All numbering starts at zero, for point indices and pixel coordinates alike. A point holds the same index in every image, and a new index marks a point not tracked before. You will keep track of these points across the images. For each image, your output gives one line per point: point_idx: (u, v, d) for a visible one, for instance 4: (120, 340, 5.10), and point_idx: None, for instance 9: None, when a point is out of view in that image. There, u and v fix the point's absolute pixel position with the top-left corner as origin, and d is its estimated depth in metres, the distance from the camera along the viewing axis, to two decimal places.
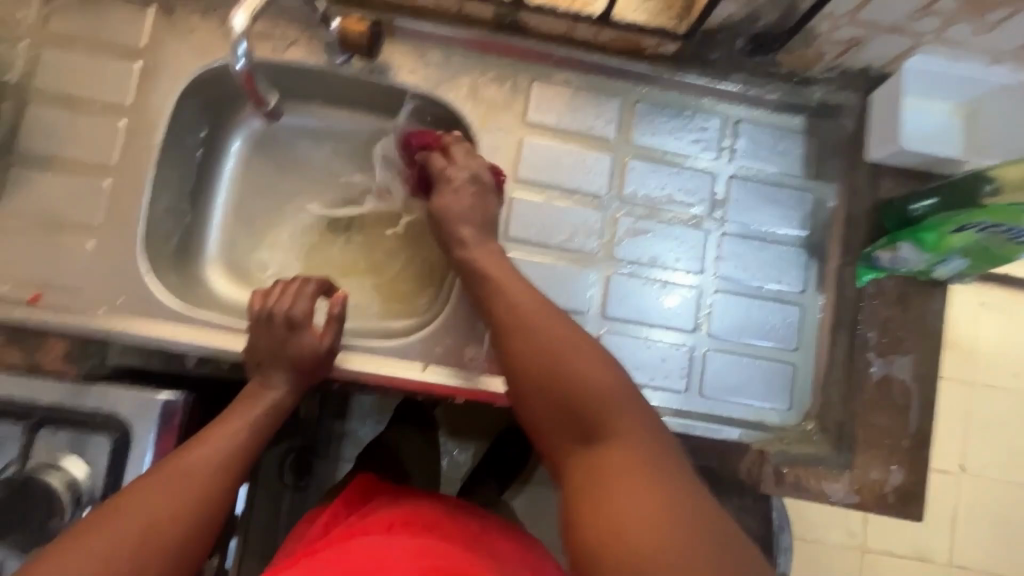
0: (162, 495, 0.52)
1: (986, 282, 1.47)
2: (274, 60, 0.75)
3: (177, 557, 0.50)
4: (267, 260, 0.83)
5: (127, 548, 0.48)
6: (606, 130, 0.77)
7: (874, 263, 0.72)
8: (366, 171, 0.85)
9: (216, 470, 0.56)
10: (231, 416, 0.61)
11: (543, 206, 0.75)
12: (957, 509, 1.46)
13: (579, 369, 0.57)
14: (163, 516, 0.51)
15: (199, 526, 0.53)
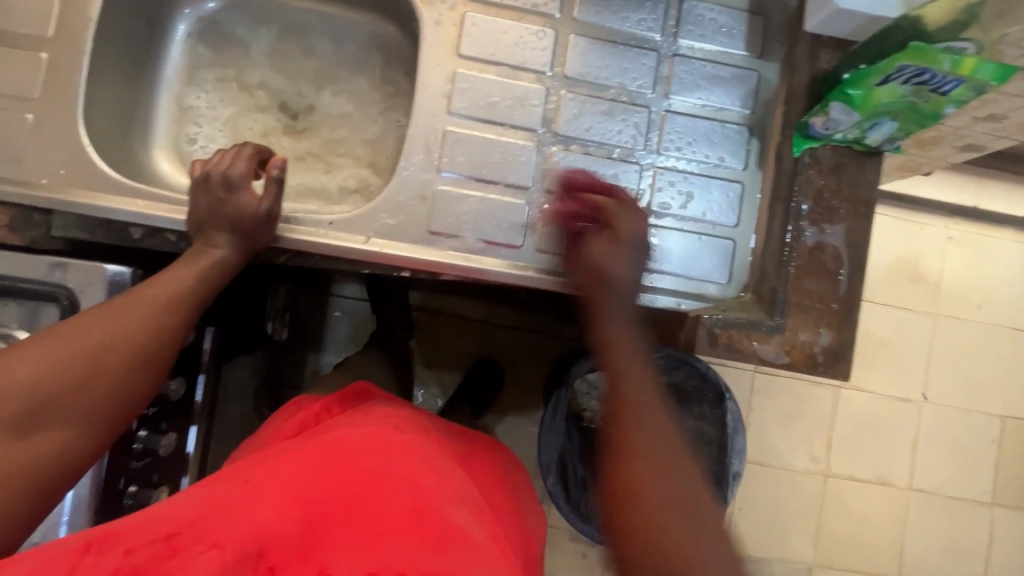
0: (123, 318, 0.56)
1: (950, 214, 1.50)
2: None
3: (126, 380, 0.54)
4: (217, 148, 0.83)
5: (80, 361, 0.52)
6: (551, 7, 0.76)
7: (809, 131, 0.73)
8: (314, 60, 0.85)
9: (169, 308, 0.59)
10: (189, 265, 0.64)
11: (485, 84, 0.75)
12: (916, 434, 1.50)
13: (652, 476, 0.48)
14: (118, 337, 0.54)
15: (151, 353, 0.56)
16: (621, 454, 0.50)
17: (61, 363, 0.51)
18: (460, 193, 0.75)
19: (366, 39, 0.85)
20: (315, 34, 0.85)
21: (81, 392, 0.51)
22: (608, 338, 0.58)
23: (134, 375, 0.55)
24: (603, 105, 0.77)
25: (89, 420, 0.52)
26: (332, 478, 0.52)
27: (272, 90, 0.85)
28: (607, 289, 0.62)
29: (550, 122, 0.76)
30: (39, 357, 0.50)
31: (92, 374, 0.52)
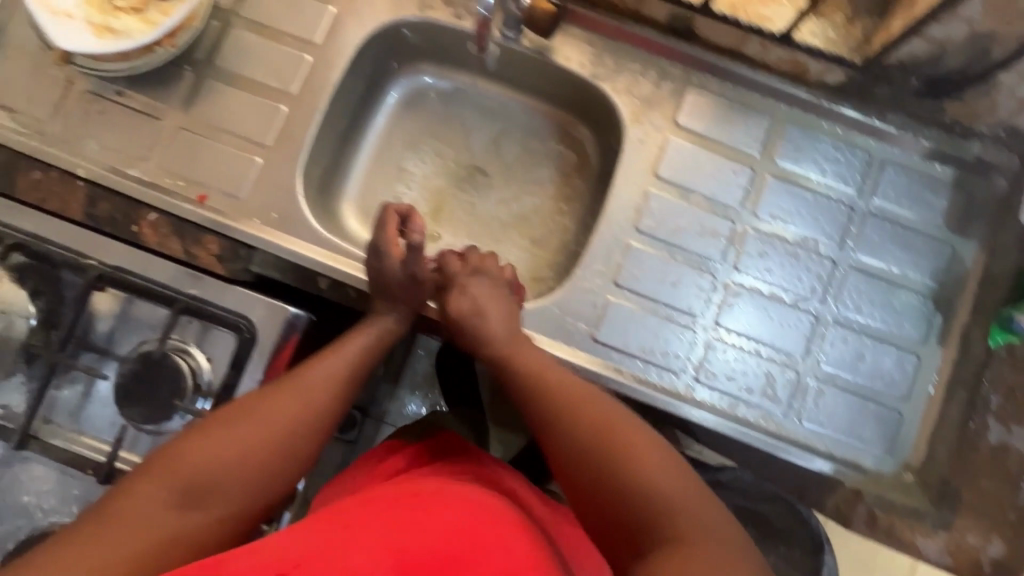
0: (287, 397, 0.61)
1: None
2: (451, 26, 0.80)
3: (283, 457, 0.59)
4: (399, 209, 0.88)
5: (249, 443, 0.57)
6: (752, 148, 0.78)
7: (1011, 326, 0.71)
8: (504, 145, 0.90)
9: (322, 393, 0.63)
10: (341, 348, 0.68)
11: (676, 208, 0.77)
12: None
13: (586, 410, 0.59)
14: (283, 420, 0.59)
15: (303, 431, 0.61)
16: (551, 395, 0.61)
17: (233, 443, 0.56)
18: (631, 310, 0.75)
19: (556, 135, 0.89)
20: (509, 122, 0.90)
21: (239, 474, 0.55)
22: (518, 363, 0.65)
23: (290, 454, 0.59)
24: (785, 252, 0.77)
25: (248, 498, 0.56)
26: (419, 522, 0.54)
27: (460, 166, 0.90)
28: (472, 319, 0.69)
29: (731, 257, 0.77)
30: (216, 438, 0.56)
31: (251, 457, 0.57)
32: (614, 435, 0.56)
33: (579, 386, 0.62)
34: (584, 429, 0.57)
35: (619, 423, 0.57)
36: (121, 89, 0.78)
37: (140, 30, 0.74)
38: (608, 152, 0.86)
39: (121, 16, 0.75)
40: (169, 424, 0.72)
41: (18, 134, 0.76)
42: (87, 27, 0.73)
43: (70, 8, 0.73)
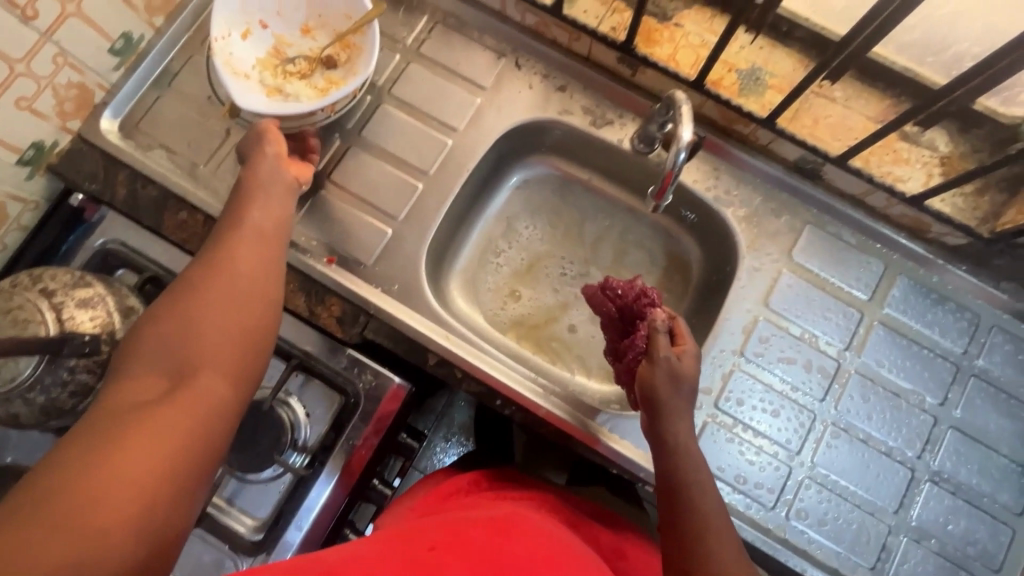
0: (218, 267, 0.55)
1: None
2: (586, 131, 0.85)
3: (237, 320, 0.53)
4: (501, 280, 0.92)
5: (188, 324, 0.51)
6: (862, 291, 0.80)
7: None
8: (610, 242, 0.94)
9: (231, 278, 0.55)
10: (236, 242, 0.58)
11: (780, 339, 0.79)
12: None
13: (700, 484, 0.59)
14: (226, 274, 0.55)
15: (239, 295, 0.54)
16: (669, 456, 0.61)
17: (183, 332, 0.51)
18: (727, 436, 0.76)
19: (660, 241, 0.93)
20: (616, 222, 0.94)
21: (211, 341, 0.51)
22: (654, 394, 0.65)
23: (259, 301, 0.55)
24: (885, 402, 0.78)
25: (221, 362, 0.50)
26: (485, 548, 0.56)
27: (564, 256, 0.94)
28: (664, 382, 0.65)
29: (831, 396, 0.78)
30: (173, 326, 0.51)
31: (212, 330, 0.51)
32: (711, 525, 0.56)
33: (693, 446, 0.62)
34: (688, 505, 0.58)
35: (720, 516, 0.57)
36: None
37: (308, 94, 0.82)
38: (714, 268, 0.88)
39: (291, 80, 0.83)
40: (261, 473, 0.75)
41: (172, 175, 0.82)
42: (260, 87, 0.80)
43: (248, 71, 0.80)
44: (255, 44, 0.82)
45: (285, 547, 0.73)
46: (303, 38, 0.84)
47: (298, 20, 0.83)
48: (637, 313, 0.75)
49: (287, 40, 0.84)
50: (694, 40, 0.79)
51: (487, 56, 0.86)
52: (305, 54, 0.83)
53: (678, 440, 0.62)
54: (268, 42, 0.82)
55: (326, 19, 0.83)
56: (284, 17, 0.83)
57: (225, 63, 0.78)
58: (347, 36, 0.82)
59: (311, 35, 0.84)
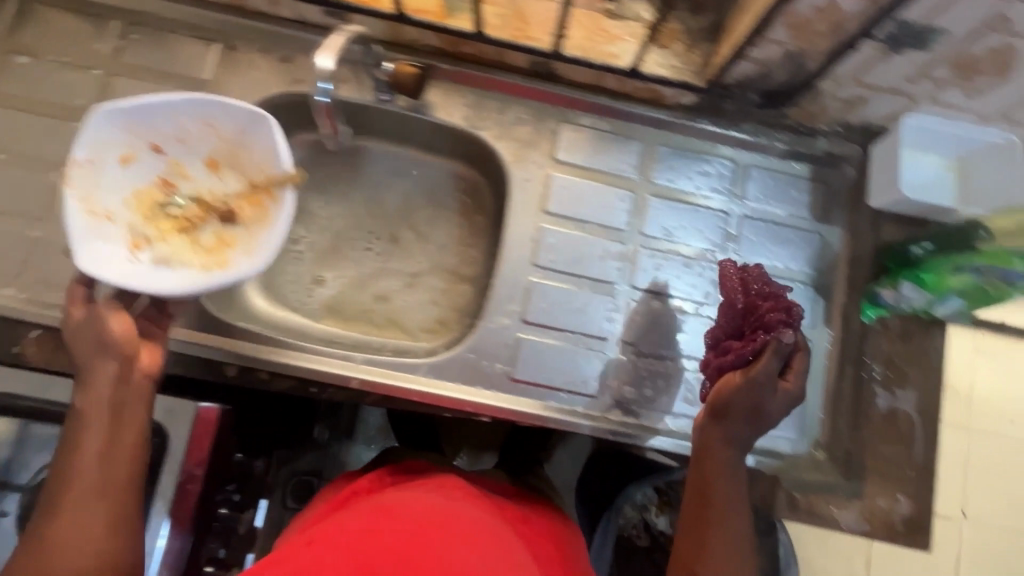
0: (90, 432, 0.55)
1: (983, 331, 1.78)
2: (326, 96, 0.82)
3: (100, 483, 0.54)
4: (303, 266, 0.89)
5: (52, 501, 0.53)
6: (629, 171, 0.83)
7: (878, 301, 0.76)
8: (404, 200, 0.92)
9: (84, 500, 0.53)
10: (81, 393, 0.57)
11: (569, 240, 0.81)
12: (961, 557, 1.71)
13: (728, 498, 0.64)
14: (76, 442, 0.55)
15: (106, 463, 0.55)
16: (702, 470, 0.65)
17: (48, 511, 0.52)
18: (541, 344, 0.78)
19: (449, 187, 0.92)
20: (402, 180, 0.93)
21: (77, 515, 0.52)
22: (729, 408, 0.65)
23: (126, 452, 0.56)
24: (676, 264, 0.82)
25: (88, 530, 0.52)
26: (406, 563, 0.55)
27: (370, 234, 0.92)
28: (745, 396, 0.65)
29: (629, 277, 0.81)
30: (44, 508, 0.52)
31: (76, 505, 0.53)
32: (716, 546, 0.62)
33: (729, 457, 0.66)
34: (704, 520, 0.63)
35: (732, 531, 0.63)
36: None
37: (191, 251, 0.72)
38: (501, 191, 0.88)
39: (168, 229, 0.73)
40: None
41: None
42: (126, 237, 0.68)
43: (110, 211, 0.69)
44: (134, 172, 0.71)
45: None
46: (207, 178, 0.76)
47: (201, 151, 0.75)
48: (760, 323, 0.67)
49: (181, 171, 0.75)
50: None
51: (197, 46, 0.81)
52: (200, 193, 0.76)
53: (721, 447, 0.66)
54: (155, 169, 0.73)
55: (240, 165, 0.75)
56: (186, 147, 0.74)
57: (87, 200, 0.67)
58: (251, 193, 0.75)
59: (217, 176, 0.76)
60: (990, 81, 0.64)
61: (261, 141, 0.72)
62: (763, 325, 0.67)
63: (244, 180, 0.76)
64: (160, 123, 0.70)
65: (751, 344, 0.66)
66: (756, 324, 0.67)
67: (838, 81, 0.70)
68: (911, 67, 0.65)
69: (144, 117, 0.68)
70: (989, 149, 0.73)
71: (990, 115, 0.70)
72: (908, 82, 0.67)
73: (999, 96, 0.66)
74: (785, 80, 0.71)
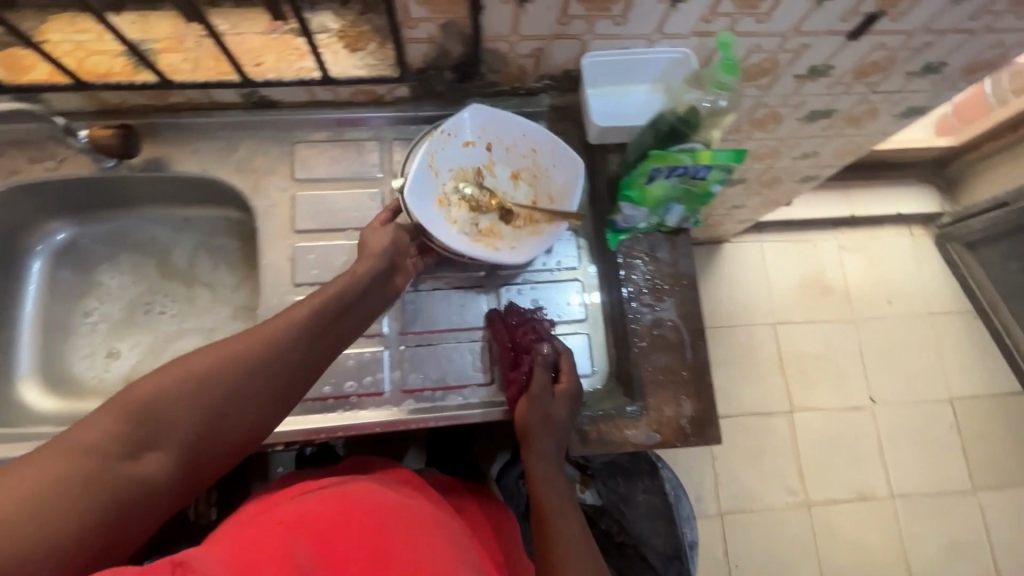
0: (197, 367, 0.59)
1: (838, 227, 1.91)
2: (49, 177, 0.80)
3: (188, 412, 0.57)
4: (97, 339, 0.87)
5: (148, 413, 0.56)
6: (372, 170, 0.85)
7: (616, 227, 0.80)
8: (175, 257, 0.91)
9: (239, 367, 0.60)
10: (235, 340, 0.62)
11: (326, 250, 0.81)
12: (881, 438, 1.79)
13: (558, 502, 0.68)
14: (198, 386, 0.58)
15: (212, 412, 0.59)
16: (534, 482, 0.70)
17: (116, 420, 0.55)
18: None
19: (220, 231, 0.92)
20: (171, 237, 0.91)
21: (157, 424, 0.56)
22: (527, 426, 0.72)
23: (217, 404, 0.59)
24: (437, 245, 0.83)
25: (150, 447, 0.56)
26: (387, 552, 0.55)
27: (166, 296, 0.90)
28: (541, 400, 0.72)
29: None
30: (143, 400, 0.56)
31: (155, 417, 0.56)
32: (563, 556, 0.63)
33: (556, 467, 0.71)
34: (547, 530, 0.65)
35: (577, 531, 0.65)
36: None
37: (468, 230, 0.83)
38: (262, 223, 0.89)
39: (464, 209, 0.83)
40: None
41: None
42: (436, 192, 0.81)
43: (439, 172, 0.81)
44: (472, 153, 0.83)
45: None
46: (508, 184, 0.85)
47: (515, 162, 0.84)
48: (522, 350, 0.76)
49: (491, 170, 0.85)
50: (64, 46, 0.75)
51: None
52: (498, 192, 0.85)
53: (537, 455, 0.71)
54: (479, 159, 0.83)
55: (536, 184, 0.85)
56: (508, 155, 0.84)
57: (433, 162, 0.80)
58: (534, 211, 0.83)
59: (516, 185, 0.85)
60: (621, 6, 0.69)
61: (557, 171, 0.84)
62: (526, 351, 0.76)
63: (533, 198, 0.86)
64: (518, 134, 0.82)
65: (521, 372, 0.74)
66: (520, 352, 0.76)
67: (507, 41, 0.74)
68: (550, 12, 0.69)
69: (498, 117, 0.81)
70: (671, 64, 0.79)
71: (650, 34, 0.75)
72: (562, 25, 0.72)
73: (639, 17, 0.72)
74: (462, 51, 0.75)
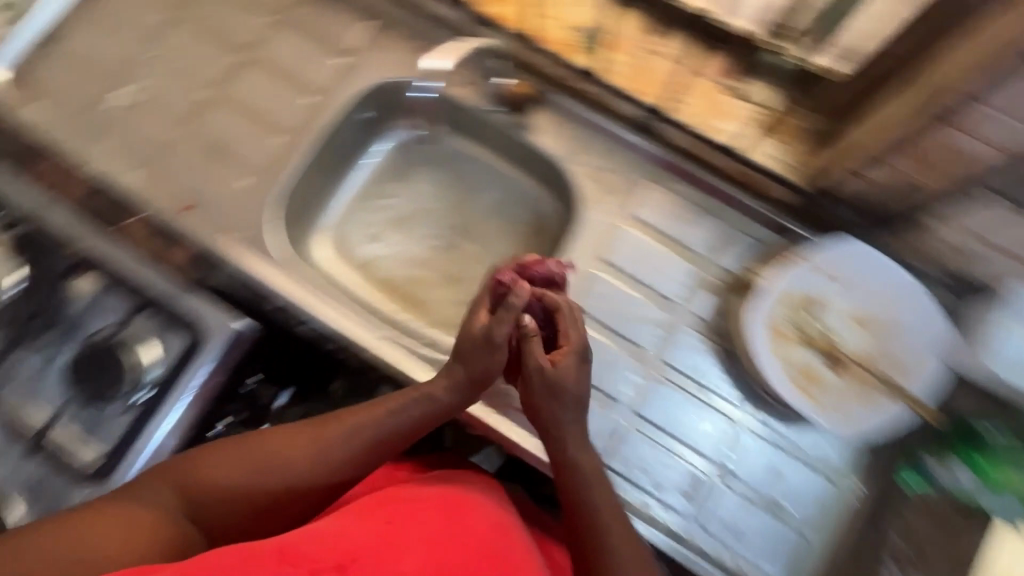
0: (274, 437, 0.65)
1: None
2: (447, 93, 0.90)
3: (250, 479, 0.63)
4: (382, 219, 0.96)
5: (226, 467, 0.62)
6: (698, 247, 0.83)
7: (921, 469, 0.72)
8: (478, 200, 0.97)
9: (290, 458, 0.65)
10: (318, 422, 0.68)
11: (619, 294, 0.83)
12: None
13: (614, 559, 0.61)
14: (277, 450, 0.65)
15: (277, 482, 0.63)
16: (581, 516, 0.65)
17: (206, 459, 0.62)
18: None
19: (521, 204, 0.95)
20: (487, 185, 0.97)
21: (224, 476, 0.62)
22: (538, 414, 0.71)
23: (290, 472, 0.64)
24: (723, 354, 0.80)
25: (212, 498, 0.61)
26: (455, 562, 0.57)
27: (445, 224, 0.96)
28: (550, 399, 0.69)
29: (660, 347, 0.81)
30: (225, 454, 0.63)
31: (230, 466, 0.62)
32: None
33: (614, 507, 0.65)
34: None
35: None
36: (145, 103, 0.90)
37: (789, 362, 0.77)
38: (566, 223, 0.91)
39: (794, 339, 0.78)
40: (106, 409, 0.77)
41: (55, 127, 0.88)
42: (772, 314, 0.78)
43: (780, 291, 0.77)
44: (820, 284, 0.78)
45: (121, 477, 0.74)
46: (843, 324, 0.78)
47: (859, 307, 0.77)
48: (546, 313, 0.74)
49: (830, 305, 0.78)
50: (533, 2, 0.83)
51: (358, 23, 0.93)
52: (830, 330, 0.78)
53: (560, 426, 0.69)
54: (824, 291, 0.78)
55: (875, 338, 0.77)
56: (856, 298, 0.78)
57: (782, 296, 0.78)
58: (867, 366, 0.76)
59: (853, 329, 0.78)
60: None
61: (911, 327, 0.75)
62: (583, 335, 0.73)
63: (870, 351, 0.77)
64: (875, 281, 0.77)
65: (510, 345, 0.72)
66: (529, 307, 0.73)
67: (947, 223, 0.68)
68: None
69: (864, 261, 0.76)
70: None
71: None
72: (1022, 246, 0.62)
73: None
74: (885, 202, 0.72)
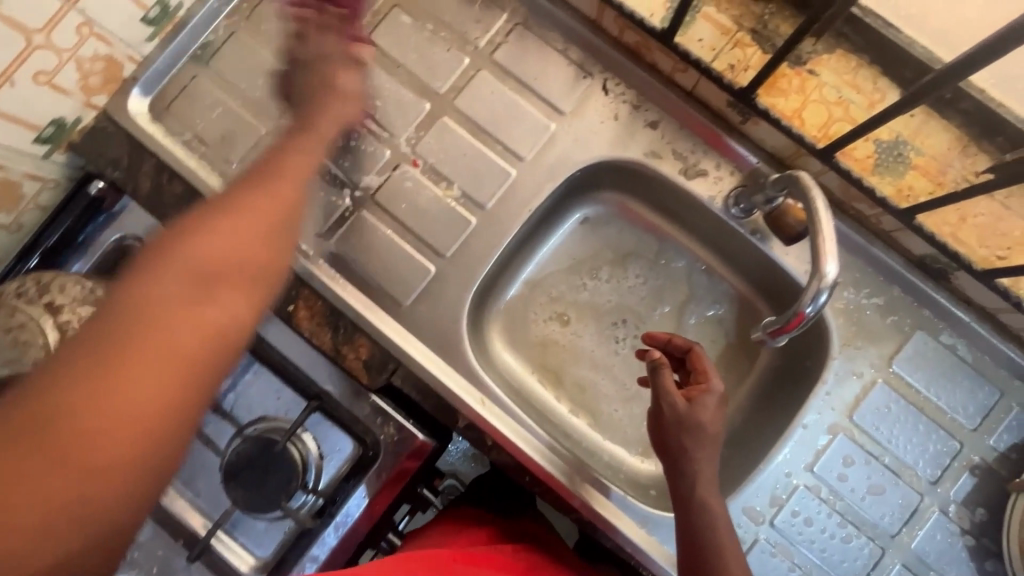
0: (270, 187, 0.42)
1: None
2: (674, 180, 0.72)
3: (225, 247, 0.37)
4: (560, 306, 0.82)
5: (182, 263, 0.36)
6: (965, 419, 0.68)
7: None
8: (675, 298, 0.81)
9: (259, 189, 0.42)
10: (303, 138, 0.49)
11: (862, 461, 0.68)
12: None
13: None
14: (257, 211, 0.40)
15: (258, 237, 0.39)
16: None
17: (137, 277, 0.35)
18: (780, 558, 0.67)
19: (732, 311, 0.80)
20: (689, 283, 0.82)
21: (194, 242, 0.36)
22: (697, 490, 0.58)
23: (275, 227, 0.40)
24: (985, 555, 0.67)
25: (163, 299, 0.34)
26: None
27: (633, 324, 0.81)
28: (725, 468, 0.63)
29: (907, 532, 0.67)
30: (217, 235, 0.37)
31: (205, 248, 0.37)
32: None
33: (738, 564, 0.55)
34: None
35: None
36: None
37: None
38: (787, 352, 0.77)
39: None
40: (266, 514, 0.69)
41: (202, 173, 0.74)
42: None
43: None
44: None
45: None
46: None
47: None
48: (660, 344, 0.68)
49: None
50: (829, 95, 0.64)
51: (571, 72, 0.73)
52: None
53: (695, 465, 0.59)
54: None
55: None
56: None
57: None
58: None
59: None
60: None
61: None
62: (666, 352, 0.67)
63: None
64: None
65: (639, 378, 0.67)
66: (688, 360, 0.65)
67: None
68: None
69: None
70: None
71: None
72: None
73: None
74: None
